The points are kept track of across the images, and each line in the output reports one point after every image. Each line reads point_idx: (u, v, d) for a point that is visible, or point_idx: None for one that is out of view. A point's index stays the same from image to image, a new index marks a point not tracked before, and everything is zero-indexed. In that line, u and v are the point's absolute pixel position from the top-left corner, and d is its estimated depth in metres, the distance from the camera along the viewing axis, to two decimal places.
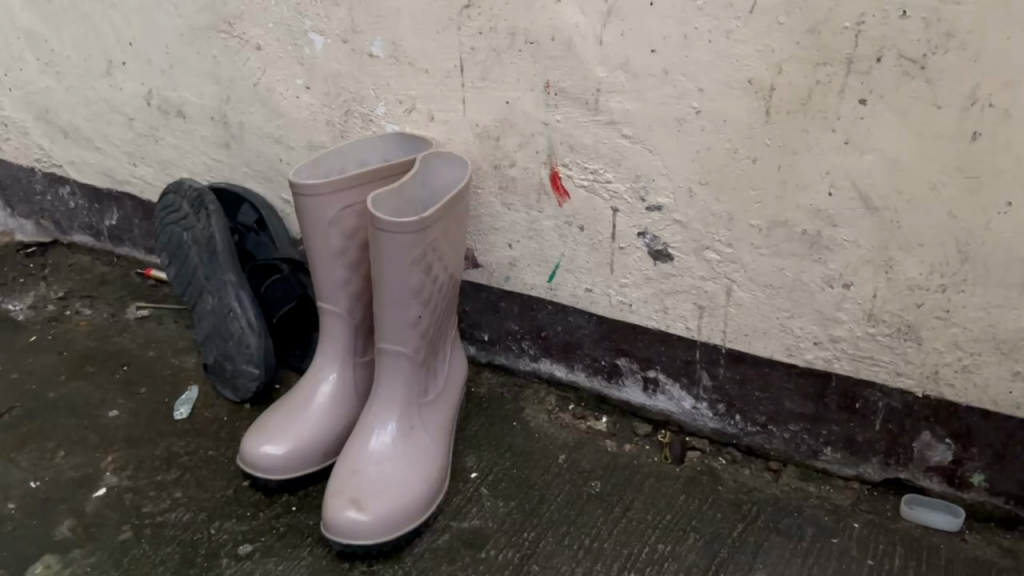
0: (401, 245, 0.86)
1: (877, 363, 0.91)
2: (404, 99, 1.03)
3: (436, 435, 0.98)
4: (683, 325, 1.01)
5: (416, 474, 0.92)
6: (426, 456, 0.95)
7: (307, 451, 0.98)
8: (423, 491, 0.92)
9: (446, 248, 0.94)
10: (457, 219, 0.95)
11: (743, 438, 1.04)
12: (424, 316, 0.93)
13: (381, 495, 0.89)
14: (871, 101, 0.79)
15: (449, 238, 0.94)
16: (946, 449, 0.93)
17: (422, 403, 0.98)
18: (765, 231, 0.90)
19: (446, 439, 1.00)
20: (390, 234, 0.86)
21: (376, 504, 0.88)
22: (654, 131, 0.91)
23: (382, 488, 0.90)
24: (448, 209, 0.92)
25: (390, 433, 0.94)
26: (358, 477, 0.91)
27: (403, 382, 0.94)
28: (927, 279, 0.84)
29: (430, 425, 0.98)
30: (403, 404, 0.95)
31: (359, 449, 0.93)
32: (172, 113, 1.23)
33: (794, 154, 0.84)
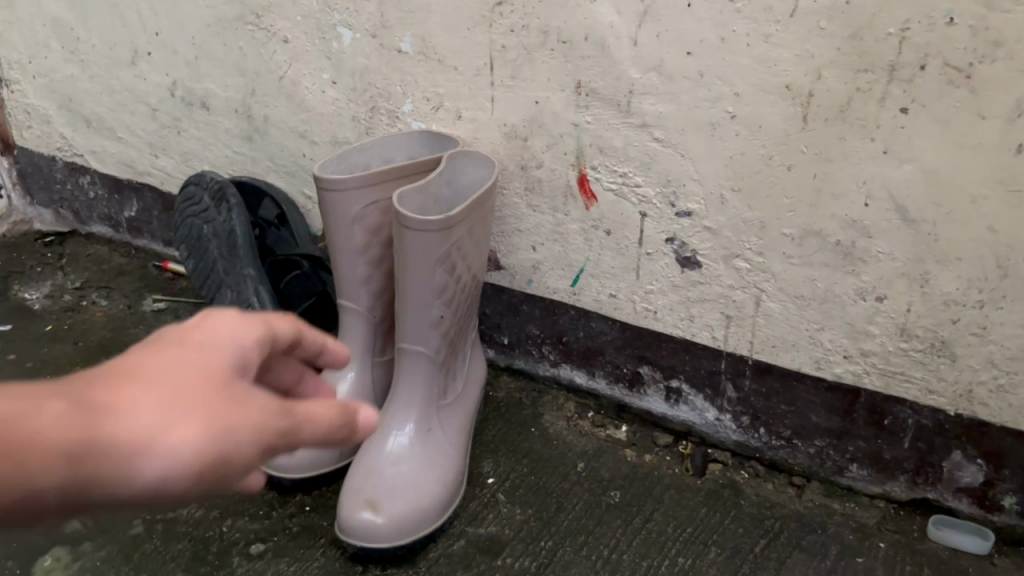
0: (426, 243, 0.85)
1: (908, 380, 0.89)
2: (431, 96, 1.02)
3: (453, 437, 0.96)
4: (709, 335, 0.99)
5: (432, 477, 0.90)
6: (442, 458, 0.93)
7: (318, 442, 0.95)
8: (440, 494, 0.90)
9: (470, 249, 0.92)
10: (482, 219, 0.94)
11: (767, 452, 1.01)
12: (445, 317, 0.92)
13: (397, 496, 0.87)
14: (913, 109, 0.77)
15: (474, 238, 0.93)
16: (977, 470, 0.90)
17: (441, 404, 0.96)
18: (798, 240, 0.88)
19: (463, 442, 0.98)
20: (415, 232, 0.84)
21: (392, 508, 0.87)
22: (687, 135, 0.89)
23: (398, 489, 0.88)
24: (474, 209, 0.91)
25: (409, 434, 0.92)
26: (372, 479, 0.89)
27: (424, 383, 0.93)
28: (964, 294, 0.82)
29: (449, 427, 0.96)
30: (422, 405, 0.93)
31: (375, 448, 0.92)
32: (196, 105, 1.22)
33: (830, 162, 0.83)
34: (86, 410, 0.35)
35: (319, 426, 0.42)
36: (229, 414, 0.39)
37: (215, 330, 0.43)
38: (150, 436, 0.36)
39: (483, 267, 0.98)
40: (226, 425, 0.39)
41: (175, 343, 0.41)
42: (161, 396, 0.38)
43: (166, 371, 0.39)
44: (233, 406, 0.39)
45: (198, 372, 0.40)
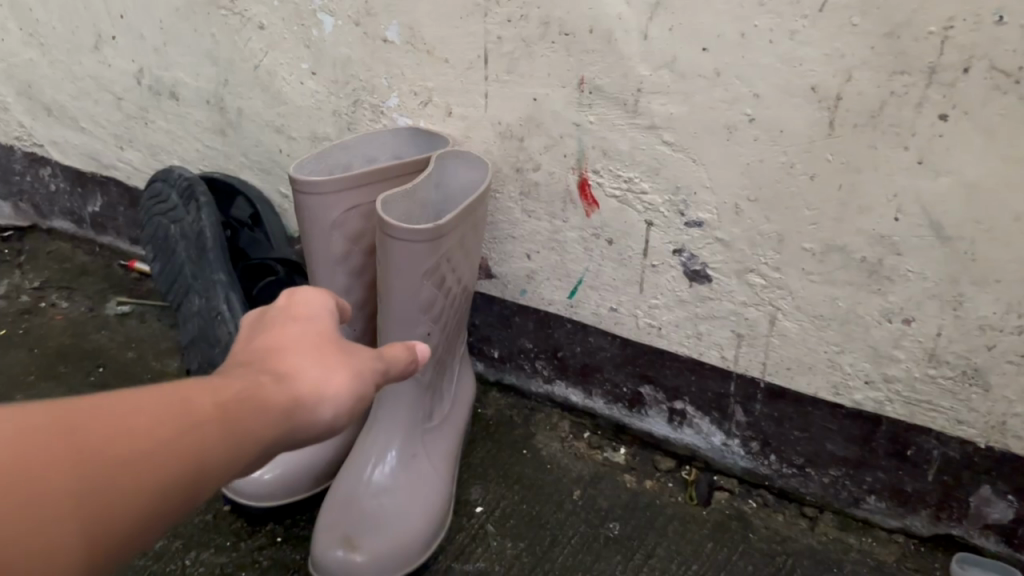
0: (412, 255, 0.77)
1: (935, 409, 0.82)
2: (419, 90, 0.93)
3: (439, 464, 0.88)
4: (718, 354, 0.92)
5: (417, 509, 0.83)
6: (428, 488, 0.85)
7: (297, 459, 0.88)
8: (425, 528, 0.83)
9: (461, 259, 0.84)
10: (474, 227, 0.85)
11: (777, 480, 0.95)
12: (431, 334, 0.84)
13: (377, 532, 0.80)
14: (953, 116, 0.70)
15: (464, 249, 0.85)
16: (1007, 506, 0.84)
17: (427, 427, 0.88)
18: (819, 255, 0.81)
19: (451, 469, 0.90)
20: (400, 243, 0.76)
21: (373, 543, 0.79)
22: (699, 139, 0.81)
23: (379, 523, 0.81)
24: (466, 218, 0.82)
25: (393, 461, 0.84)
26: (353, 511, 0.81)
27: (408, 405, 0.85)
28: (1002, 319, 0.75)
29: (434, 452, 0.88)
30: (406, 430, 0.85)
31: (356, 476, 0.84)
32: (164, 94, 1.13)
33: (858, 173, 0.75)
34: (281, 379, 0.49)
35: (406, 361, 0.58)
36: (357, 355, 0.54)
37: (307, 302, 0.56)
38: (323, 379, 0.51)
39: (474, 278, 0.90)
40: (357, 365, 0.53)
41: (292, 315, 0.55)
42: (313, 354, 0.52)
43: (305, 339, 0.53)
44: (352, 353, 0.54)
45: (323, 332, 0.54)
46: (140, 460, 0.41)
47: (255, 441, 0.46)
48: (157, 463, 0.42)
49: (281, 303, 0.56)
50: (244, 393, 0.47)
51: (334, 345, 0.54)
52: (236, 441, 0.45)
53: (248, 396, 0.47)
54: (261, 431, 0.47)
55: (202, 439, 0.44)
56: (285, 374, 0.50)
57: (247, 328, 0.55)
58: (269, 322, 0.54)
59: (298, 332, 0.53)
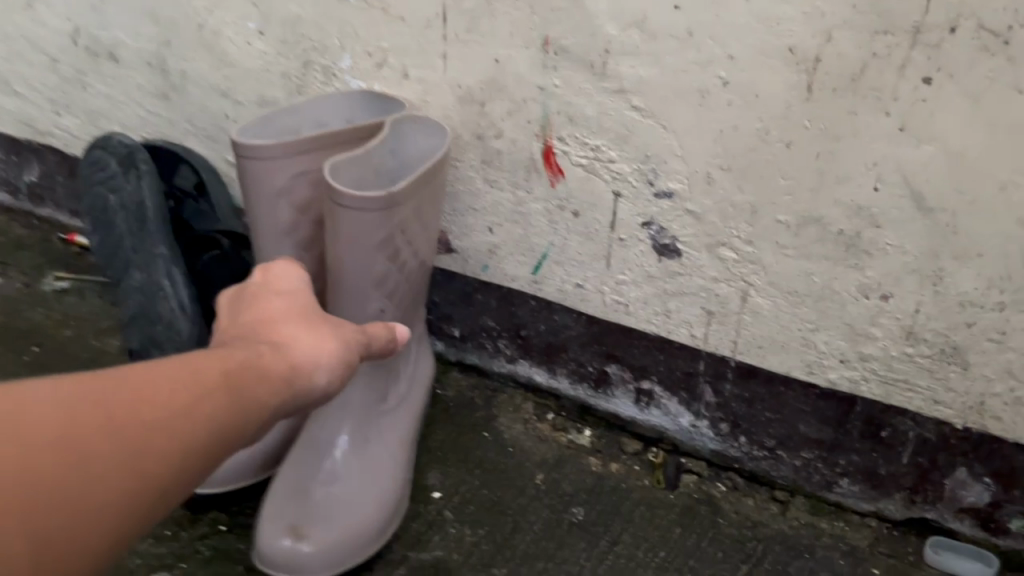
0: (363, 225, 0.71)
1: (912, 389, 0.79)
2: (374, 51, 0.88)
3: (395, 448, 0.83)
4: (687, 332, 0.88)
5: (370, 495, 0.78)
6: (382, 473, 0.80)
7: (242, 444, 0.83)
8: (378, 515, 0.78)
9: (417, 230, 0.79)
10: (431, 197, 0.80)
11: (747, 463, 0.92)
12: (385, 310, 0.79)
13: (327, 520, 0.75)
14: (938, 80, 0.66)
15: (421, 220, 0.79)
16: (983, 489, 0.81)
17: (381, 409, 0.83)
18: (794, 228, 0.77)
19: (408, 453, 0.85)
20: (350, 211, 0.70)
21: (324, 531, 0.74)
22: (670, 104, 0.77)
23: (328, 512, 0.76)
24: (422, 186, 0.77)
25: (345, 445, 0.80)
26: (301, 498, 0.77)
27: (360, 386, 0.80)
28: (983, 295, 0.72)
29: (389, 436, 0.83)
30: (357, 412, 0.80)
31: (305, 462, 0.79)
32: (102, 56, 1.06)
33: (837, 140, 0.71)
34: (279, 347, 0.53)
35: (381, 334, 0.64)
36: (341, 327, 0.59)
37: (280, 281, 0.61)
38: (319, 347, 0.55)
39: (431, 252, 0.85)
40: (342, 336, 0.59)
41: (273, 293, 0.59)
42: (303, 327, 0.57)
43: (294, 313, 0.58)
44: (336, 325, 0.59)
45: (307, 307, 0.59)
46: (161, 430, 0.43)
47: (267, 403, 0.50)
48: (186, 434, 0.44)
49: (257, 280, 0.61)
50: (251, 361, 0.50)
51: (317, 318, 0.59)
52: (251, 407, 0.49)
53: (253, 363, 0.50)
54: (271, 397, 0.50)
55: (222, 401, 0.47)
56: (280, 343, 0.54)
57: (228, 310, 0.59)
58: (250, 301, 0.58)
59: (280, 307, 0.58)
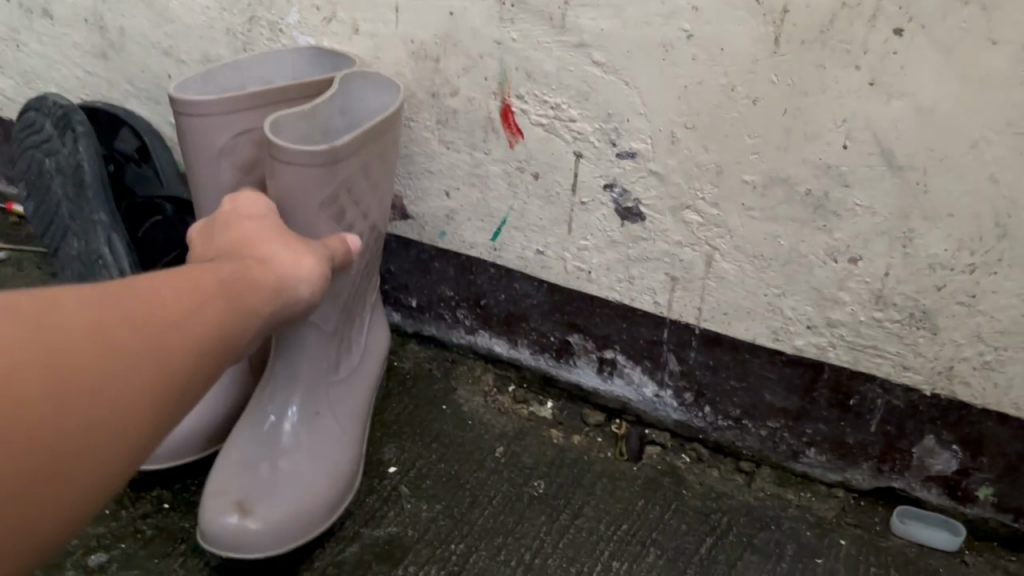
0: (307, 182, 0.67)
1: (880, 355, 0.77)
2: (322, 5, 0.83)
3: (346, 422, 0.80)
4: (651, 300, 0.85)
5: (320, 471, 0.74)
6: (332, 448, 0.77)
7: (206, 418, 0.79)
8: (327, 492, 0.74)
9: (364, 190, 0.75)
10: (379, 156, 0.76)
11: (711, 434, 0.89)
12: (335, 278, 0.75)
13: (275, 496, 0.71)
14: (909, 31, 0.63)
15: (368, 180, 0.75)
16: (951, 457, 0.79)
17: (333, 381, 0.79)
18: (760, 189, 0.74)
19: (359, 427, 0.82)
20: (291, 167, 0.66)
21: (273, 508, 0.70)
22: (632, 59, 0.73)
23: (276, 487, 0.72)
24: (368, 143, 0.73)
25: (294, 418, 0.75)
26: (250, 475, 0.72)
27: (312, 358, 0.75)
28: (954, 257, 0.70)
29: (340, 409, 0.80)
30: (307, 384, 0.76)
31: (253, 437, 0.75)
32: (36, 12, 1.00)
33: (805, 96, 0.68)
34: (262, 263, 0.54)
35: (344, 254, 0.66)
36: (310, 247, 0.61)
37: (249, 205, 0.64)
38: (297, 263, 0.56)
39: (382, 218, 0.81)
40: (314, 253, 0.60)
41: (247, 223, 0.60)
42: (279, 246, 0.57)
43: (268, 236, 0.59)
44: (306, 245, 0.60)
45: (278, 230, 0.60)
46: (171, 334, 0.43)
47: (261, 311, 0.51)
48: (195, 335, 0.44)
49: (225, 208, 0.63)
50: (241, 272, 0.51)
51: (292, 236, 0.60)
52: (246, 313, 0.49)
53: (241, 276, 0.51)
54: (264, 306, 0.51)
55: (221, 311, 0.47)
56: (261, 260, 0.55)
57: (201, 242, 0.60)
58: (225, 224, 0.60)
59: (257, 229, 0.60)
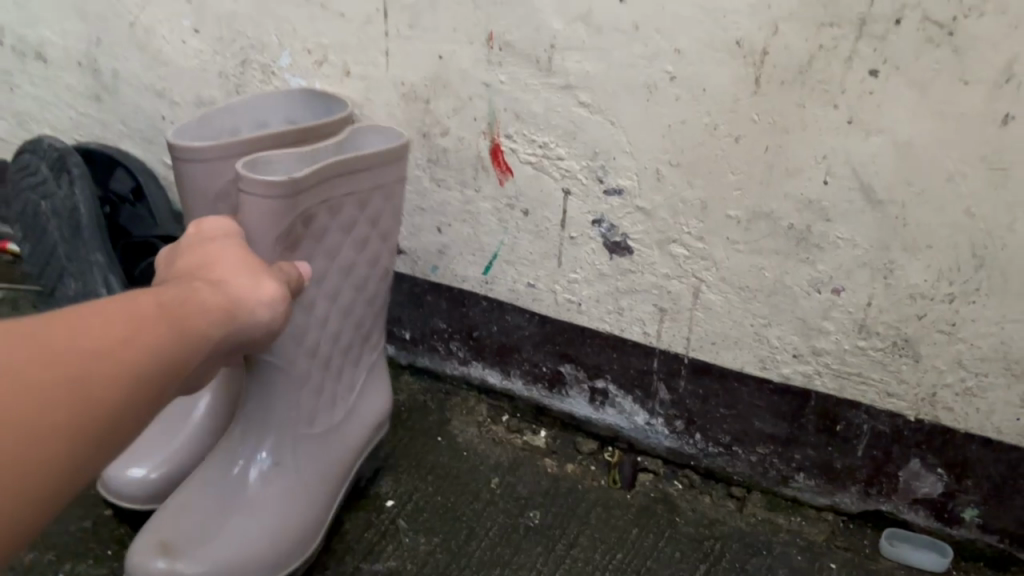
0: (265, 210, 0.65)
1: (865, 382, 0.79)
2: (314, 48, 0.85)
3: (314, 472, 0.78)
4: (641, 330, 0.87)
5: (268, 524, 0.73)
6: (293, 500, 0.76)
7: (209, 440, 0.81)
8: (273, 547, 0.73)
9: (329, 225, 0.73)
10: (355, 198, 0.75)
11: (702, 460, 0.91)
12: (298, 318, 0.73)
13: (216, 543, 0.71)
14: (884, 72, 0.65)
15: (339, 221, 0.74)
16: (937, 480, 0.81)
17: (308, 432, 0.78)
18: (745, 223, 0.76)
19: (331, 478, 0.80)
20: (249, 193, 0.64)
21: (213, 550, 0.70)
22: (617, 99, 0.75)
23: (222, 534, 0.71)
24: (337, 180, 0.71)
25: (262, 464, 0.75)
26: (202, 514, 0.72)
27: (283, 406, 0.75)
28: (933, 287, 0.72)
29: (312, 459, 0.78)
30: (275, 431, 0.76)
31: (216, 477, 0.75)
32: (30, 55, 1.02)
33: (786, 134, 0.71)
34: (213, 286, 0.50)
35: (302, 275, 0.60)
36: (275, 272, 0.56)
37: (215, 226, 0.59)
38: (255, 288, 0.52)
39: (369, 266, 0.80)
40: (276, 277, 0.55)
41: (210, 242, 0.56)
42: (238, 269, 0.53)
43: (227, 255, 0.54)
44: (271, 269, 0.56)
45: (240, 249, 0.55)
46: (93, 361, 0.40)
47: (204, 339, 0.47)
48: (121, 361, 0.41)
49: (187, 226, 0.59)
50: (183, 298, 0.47)
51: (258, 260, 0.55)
52: (187, 340, 0.45)
53: (185, 301, 0.47)
54: (207, 334, 0.47)
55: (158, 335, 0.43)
56: (214, 284, 0.50)
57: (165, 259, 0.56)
58: (185, 244, 0.55)
59: (218, 249, 0.55)
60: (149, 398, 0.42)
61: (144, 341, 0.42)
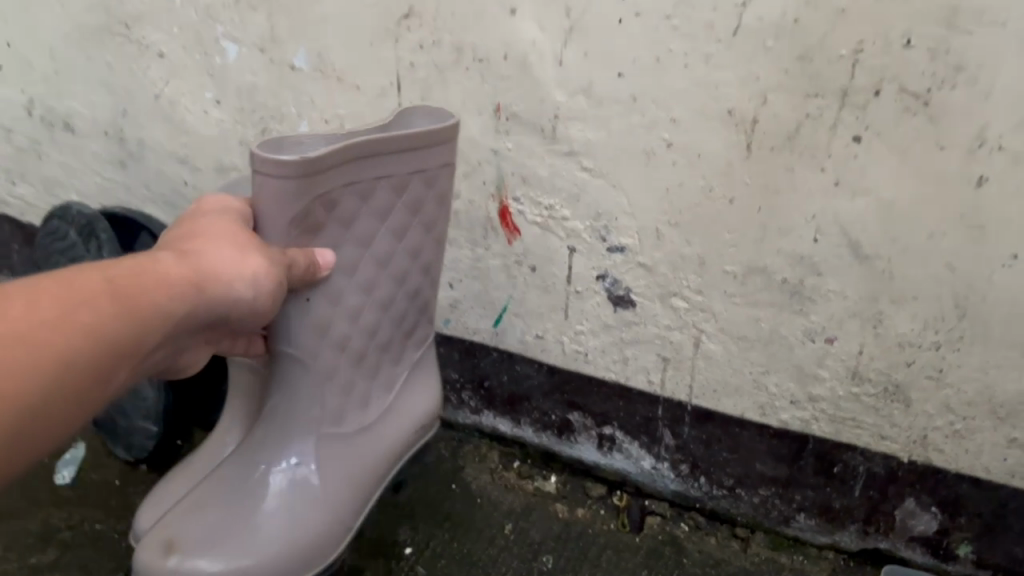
0: (280, 194, 0.63)
1: (860, 426, 0.83)
2: (331, 118, 0.90)
3: (338, 471, 0.77)
4: (645, 379, 0.91)
5: (280, 522, 0.73)
6: (310, 499, 0.75)
7: None
8: (284, 546, 0.73)
9: (361, 212, 0.70)
10: (391, 183, 0.71)
11: (707, 502, 0.95)
12: (322, 311, 0.71)
13: (222, 541, 0.71)
14: (866, 138, 0.70)
15: (371, 208, 0.70)
16: (931, 518, 0.85)
17: (336, 431, 0.77)
18: (741, 277, 0.81)
19: (358, 477, 0.79)
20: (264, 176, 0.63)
21: (224, 548, 0.71)
22: (618, 164, 0.80)
23: (231, 530, 0.72)
24: (365, 162, 0.67)
25: (285, 464, 0.75)
26: (212, 515, 0.73)
27: (307, 405, 0.74)
28: (920, 336, 0.76)
29: (338, 458, 0.77)
30: (299, 430, 0.75)
31: (234, 478, 0.75)
32: (58, 125, 1.07)
33: (777, 195, 0.75)
34: (188, 257, 0.56)
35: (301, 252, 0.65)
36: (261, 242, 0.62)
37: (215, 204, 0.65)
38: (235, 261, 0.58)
39: (412, 258, 0.77)
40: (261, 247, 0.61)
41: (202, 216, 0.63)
42: (223, 242, 0.59)
43: (213, 227, 0.61)
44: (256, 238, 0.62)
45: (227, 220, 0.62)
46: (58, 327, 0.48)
47: (173, 304, 0.54)
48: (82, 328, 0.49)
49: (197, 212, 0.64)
50: (157, 269, 0.54)
51: (246, 234, 0.61)
52: (154, 308, 0.53)
53: (160, 273, 0.54)
54: (179, 301, 0.54)
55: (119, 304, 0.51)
56: (195, 257, 0.57)
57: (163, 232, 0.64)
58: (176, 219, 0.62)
59: (205, 224, 0.61)
60: (107, 356, 0.51)
61: (88, 314, 0.49)
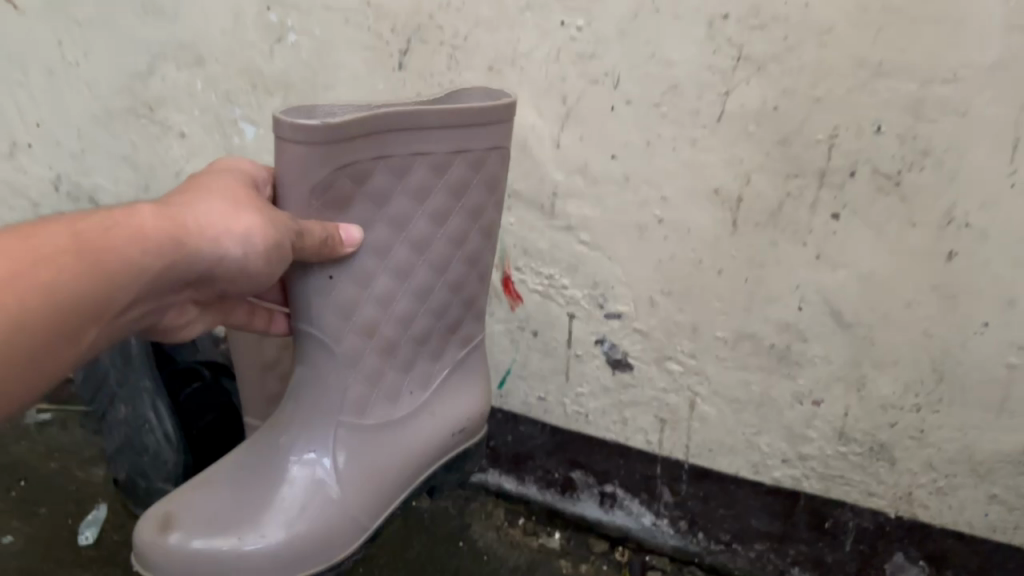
0: (297, 161, 0.54)
1: (848, 483, 0.87)
2: None
3: (359, 476, 0.62)
4: (644, 439, 0.95)
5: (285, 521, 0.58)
6: (325, 502, 0.60)
7: None
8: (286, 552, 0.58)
9: (396, 189, 0.58)
10: (431, 161, 0.59)
11: (706, 557, 0.99)
12: (349, 288, 0.59)
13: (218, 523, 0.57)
14: (844, 215, 0.75)
15: (411, 185, 0.59)
16: (919, 571, 0.89)
17: (361, 426, 0.63)
18: (731, 343, 0.85)
19: (384, 486, 0.64)
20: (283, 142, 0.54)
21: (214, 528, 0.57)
22: (613, 238, 0.85)
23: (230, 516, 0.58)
24: (399, 133, 0.57)
25: (302, 457, 0.61)
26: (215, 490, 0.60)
27: (334, 394, 0.61)
28: (901, 399, 0.81)
29: (361, 460, 0.62)
30: (323, 419, 0.61)
31: (246, 460, 0.61)
32: (83, 200, 1.13)
33: (762, 267, 0.80)
34: (175, 217, 0.52)
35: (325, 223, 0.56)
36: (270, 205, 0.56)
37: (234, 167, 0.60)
38: (226, 224, 0.53)
39: (455, 246, 0.64)
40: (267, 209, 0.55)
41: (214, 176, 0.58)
42: (221, 203, 0.54)
43: (219, 186, 0.56)
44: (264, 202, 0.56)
45: (238, 185, 0.57)
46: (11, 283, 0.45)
47: (144, 265, 0.50)
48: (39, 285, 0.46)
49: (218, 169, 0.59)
50: (133, 223, 0.50)
51: (250, 196, 0.55)
52: (122, 267, 0.49)
53: (138, 227, 0.50)
54: (150, 261, 0.50)
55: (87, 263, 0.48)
56: (182, 216, 0.52)
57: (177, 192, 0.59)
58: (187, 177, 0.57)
59: (213, 181, 0.56)
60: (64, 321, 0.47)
61: (44, 272, 0.46)
